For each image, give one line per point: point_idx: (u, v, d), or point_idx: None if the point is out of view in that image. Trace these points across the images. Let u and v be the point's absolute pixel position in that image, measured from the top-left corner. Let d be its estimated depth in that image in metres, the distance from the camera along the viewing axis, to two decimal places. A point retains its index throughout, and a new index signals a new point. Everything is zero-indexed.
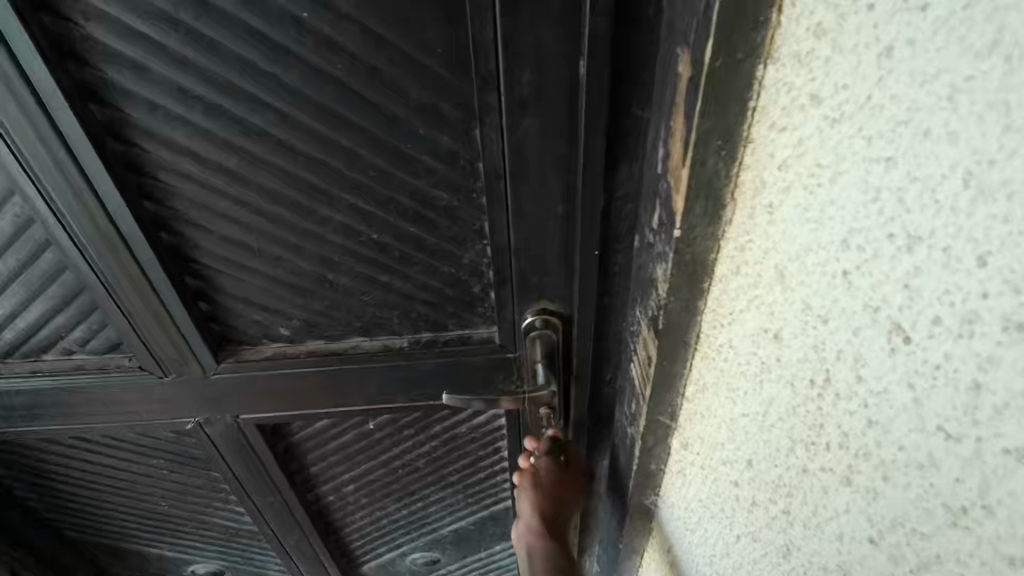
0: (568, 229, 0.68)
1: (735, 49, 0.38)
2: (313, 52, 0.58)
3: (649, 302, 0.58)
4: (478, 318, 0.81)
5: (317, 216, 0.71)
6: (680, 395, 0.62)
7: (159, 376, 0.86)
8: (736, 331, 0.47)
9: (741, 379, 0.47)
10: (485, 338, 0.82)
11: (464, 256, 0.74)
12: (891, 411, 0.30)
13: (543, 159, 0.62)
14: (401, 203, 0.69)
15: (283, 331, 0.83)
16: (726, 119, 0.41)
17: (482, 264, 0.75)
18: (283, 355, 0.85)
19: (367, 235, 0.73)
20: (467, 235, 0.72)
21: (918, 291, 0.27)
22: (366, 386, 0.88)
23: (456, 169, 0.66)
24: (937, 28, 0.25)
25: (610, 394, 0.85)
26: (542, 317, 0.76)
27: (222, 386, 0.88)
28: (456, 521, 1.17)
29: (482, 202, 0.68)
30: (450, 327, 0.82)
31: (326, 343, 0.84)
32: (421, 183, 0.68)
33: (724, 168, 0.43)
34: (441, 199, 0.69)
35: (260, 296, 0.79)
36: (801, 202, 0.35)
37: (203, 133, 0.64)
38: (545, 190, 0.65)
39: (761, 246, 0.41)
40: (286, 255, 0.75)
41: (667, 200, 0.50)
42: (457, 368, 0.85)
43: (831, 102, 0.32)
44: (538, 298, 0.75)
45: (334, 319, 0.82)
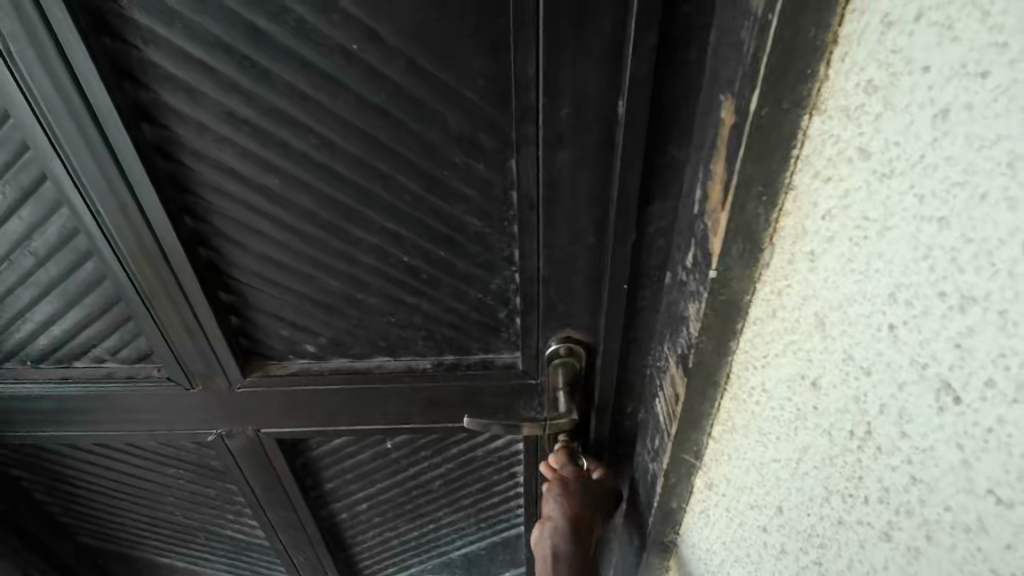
0: (597, 260, 0.68)
1: (781, 99, 0.39)
2: (360, 82, 0.60)
3: (679, 339, 0.59)
4: (502, 343, 0.82)
5: (351, 236, 0.72)
6: (706, 434, 0.62)
7: (185, 386, 0.88)
8: (770, 374, 0.47)
9: (774, 424, 0.47)
10: (508, 364, 0.83)
11: (492, 281, 0.75)
12: (937, 470, 0.30)
13: (577, 191, 0.63)
14: (432, 227, 0.70)
15: (310, 347, 0.84)
16: (768, 168, 0.42)
17: (509, 290, 0.75)
18: (307, 372, 0.86)
19: (399, 258, 0.74)
20: (497, 261, 0.73)
21: (970, 352, 0.27)
22: (387, 406, 0.89)
23: (492, 198, 0.67)
24: (997, 95, 0.25)
25: (631, 427, 0.84)
26: (565, 345, 0.76)
27: (242, 397, 0.89)
28: (468, 546, 1.16)
29: (514, 230, 0.69)
30: (474, 351, 0.83)
31: (350, 361, 0.85)
32: (455, 209, 0.69)
33: (763, 214, 0.44)
34: (473, 225, 0.70)
35: (290, 312, 0.80)
36: (844, 251, 0.36)
37: (247, 155, 0.66)
38: (577, 220, 0.65)
39: (800, 292, 0.42)
40: (319, 273, 0.76)
41: (703, 240, 0.51)
42: (479, 391, 0.85)
43: (881, 157, 0.32)
44: (563, 326, 0.75)
45: (360, 338, 0.82)
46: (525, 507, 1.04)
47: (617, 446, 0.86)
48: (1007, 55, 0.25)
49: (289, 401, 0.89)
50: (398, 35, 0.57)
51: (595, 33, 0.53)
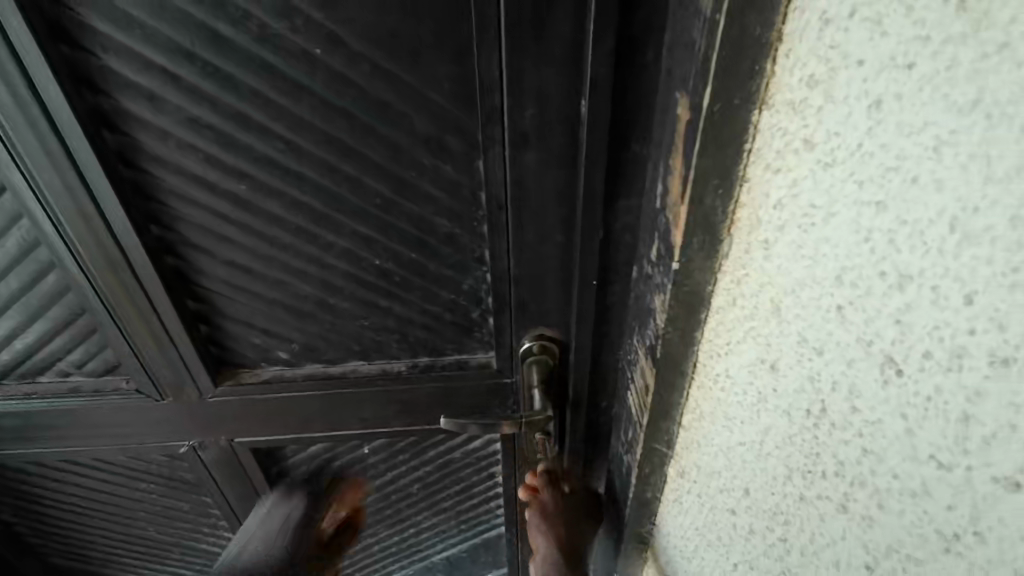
0: (566, 259, 0.70)
1: (732, 95, 0.40)
2: (326, 86, 0.60)
3: (647, 331, 0.60)
4: (476, 343, 0.82)
5: (321, 241, 0.72)
6: (676, 423, 0.64)
7: (156, 398, 0.87)
8: (733, 360, 0.49)
9: (738, 409, 0.48)
10: (484, 363, 0.83)
11: (465, 281, 0.75)
12: (884, 440, 0.31)
13: (544, 191, 0.64)
14: (402, 229, 0.71)
15: (282, 354, 0.83)
16: (723, 161, 0.43)
17: (481, 290, 0.76)
18: (281, 380, 0.85)
19: (371, 262, 0.74)
20: (468, 261, 0.73)
21: (909, 326, 0.29)
22: (363, 409, 0.89)
23: (461, 199, 0.68)
24: (922, 84, 0.27)
25: (606, 422, 0.85)
26: (540, 342, 0.77)
27: (215, 407, 0.88)
28: (449, 549, 1.16)
29: (484, 230, 0.70)
30: (448, 352, 0.83)
31: (323, 367, 0.85)
32: (424, 211, 0.69)
33: (721, 206, 0.46)
34: (443, 226, 0.70)
35: (262, 317, 0.79)
36: (795, 238, 0.38)
37: (212, 161, 0.65)
38: (546, 220, 0.67)
39: (757, 279, 0.43)
40: (290, 279, 0.76)
41: (666, 233, 0.52)
42: (455, 392, 0.85)
43: (824, 148, 0.34)
44: (535, 324, 0.76)
45: (333, 343, 0.82)
46: (506, 507, 1.05)
47: (592, 441, 0.88)
48: (930, 47, 0.26)
49: (263, 410, 0.88)
50: (361, 39, 0.57)
51: (554, 36, 0.55)
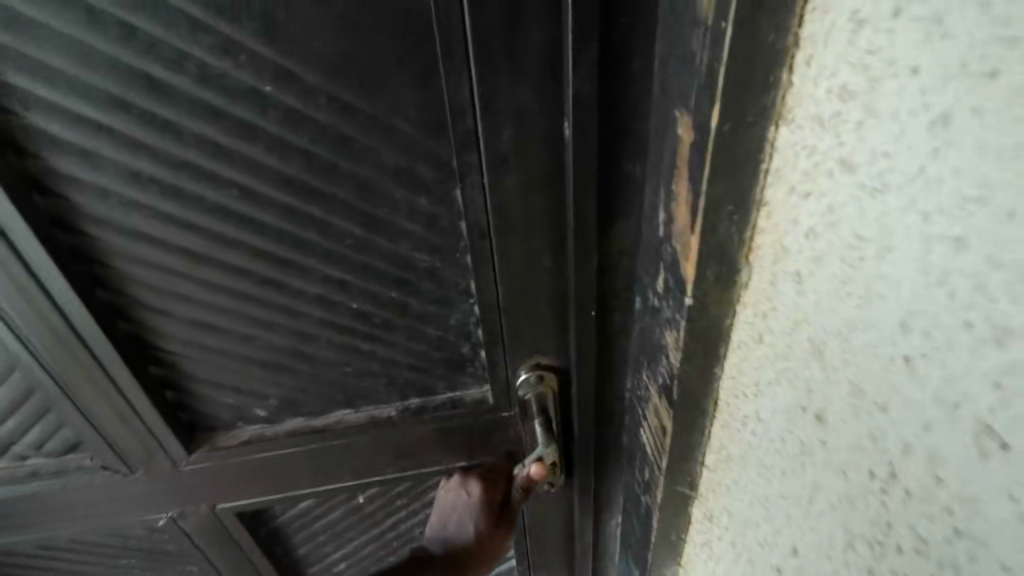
0: (556, 282, 0.64)
1: (744, 112, 0.35)
2: (280, 124, 0.54)
3: (659, 369, 0.54)
4: (468, 378, 0.75)
5: (289, 289, 0.65)
6: (699, 462, 0.59)
7: (126, 472, 0.77)
8: (765, 403, 0.44)
9: (777, 458, 0.43)
10: (477, 399, 0.76)
11: (451, 316, 0.69)
12: (986, 524, 0.26)
13: (530, 218, 0.59)
14: (379, 267, 0.64)
15: (260, 412, 0.76)
16: (737, 185, 0.38)
17: (469, 324, 0.70)
18: (250, 440, 0.77)
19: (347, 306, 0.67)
20: (451, 295, 0.67)
21: (1013, 391, 0.24)
22: (353, 459, 0.81)
23: (438, 229, 0.62)
24: (1012, 98, 0.22)
25: (615, 455, 0.80)
26: (537, 374, 0.70)
27: (181, 473, 0.79)
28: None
29: (466, 261, 0.64)
30: (440, 391, 0.76)
31: (306, 420, 0.77)
32: (401, 248, 0.63)
33: (736, 233, 0.41)
34: (421, 261, 0.64)
35: (229, 377, 0.72)
36: (837, 272, 0.32)
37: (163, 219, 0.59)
38: (531, 242, 0.60)
39: (788, 316, 0.38)
40: (258, 331, 0.68)
41: (673, 265, 0.47)
42: (451, 430, 0.78)
43: (868, 172, 0.29)
44: (531, 353, 0.69)
45: (313, 394, 0.75)
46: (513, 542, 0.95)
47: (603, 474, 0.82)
48: (1021, 51, 0.21)
49: (231, 473, 0.80)
50: (316, 71, 0.51)
51: (527, 52, 0.49)
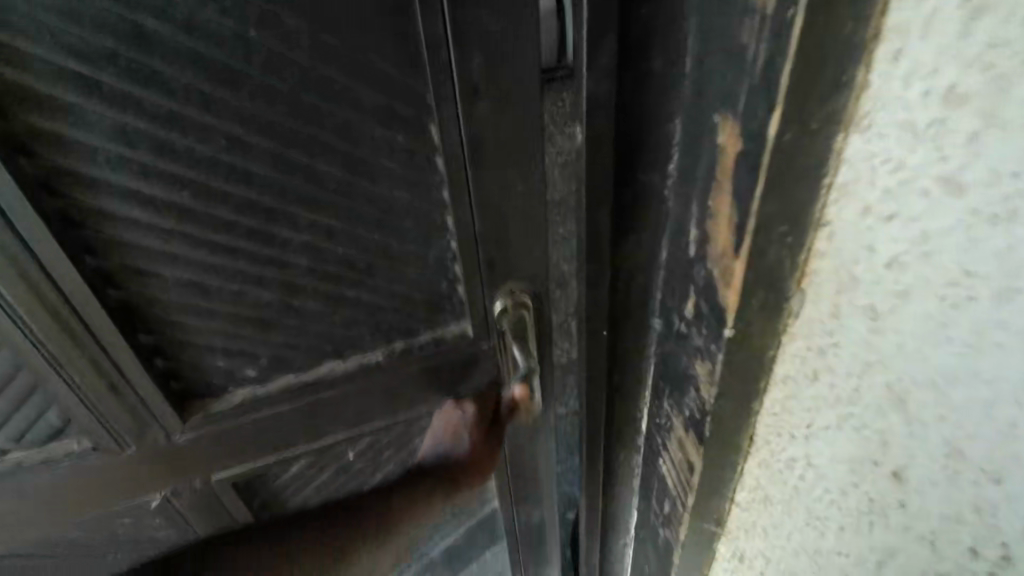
0: (532, 207, 0.55)
1: (808, 118, 0.29)
2: (263, 68, 0.43)
3: (686, 400, 0.49)
4: (449, 314, 0.65)
5: (276, 239, 0.52)
6: (727, 500, 0.53)
7: (119, 452, 0.59)
8: (818, 449, 0.38)
9: (834, 511, 0.38)
10: (459, 335, 0.66)
11: (430, 254, 0.59)
12: None
13: (515, 154, 0.52)
14: (360, 212, 0.53)
15: (251, 373, 0.60)
16: (793, 202, 0.32)
17: (451, 261, 0.60)
18: (247, 404, 0.61)
19: (333, 252, 0.55)
20: (431, 233, 0.57)
21: None
22: (323, 423, 0.66)
23: (415, 163, 0.52)
24: None
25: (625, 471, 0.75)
26: (512, 301, 0.61)
27: (125, 467, 0.60)
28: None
29: (445, 197, 0.55)
30: (422, 329, 0.64)
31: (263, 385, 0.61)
32: (378, 189, 0.53)
33: (789, 256, 0.35)
34: (400, 200, 0.54)
35: (224, 342, 0.57)
36: (929, 312, 0.27)
37: (143, 173, 0.45)
38: (509, 166, 0.52)
39: (856, 356, 0.33)
40: (247, 286, 0.54)
41: (708, 290, 0.41)
42: (437, 375, 0.67)
43: (984, 198, 0.24)
44: (505, 281, 0.60)
45: None
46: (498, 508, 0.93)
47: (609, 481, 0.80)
48: None
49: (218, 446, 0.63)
50: (296, 11, 0.42)
51: None
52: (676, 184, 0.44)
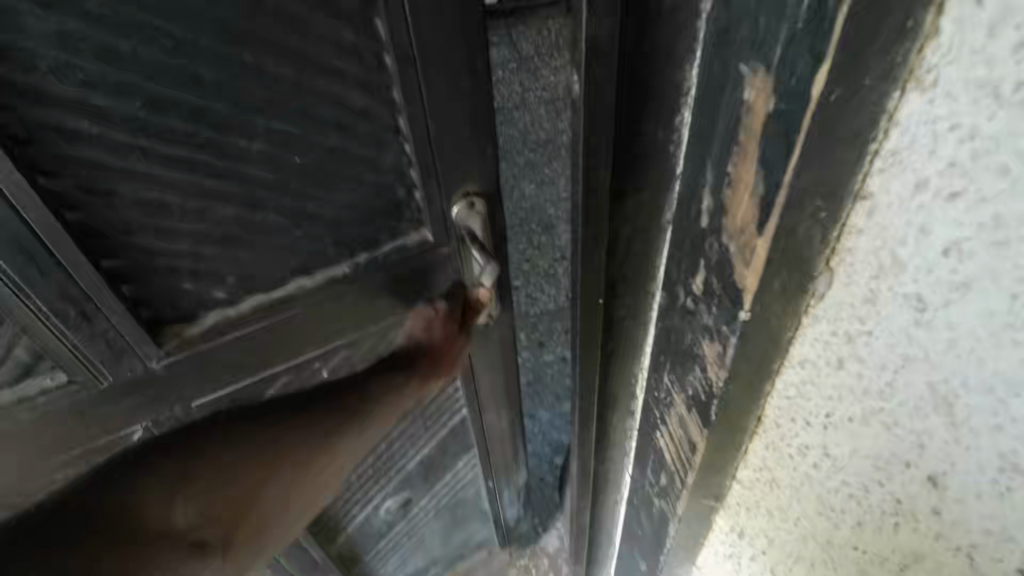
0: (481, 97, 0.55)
1: (860, 75, 0.25)
2: None
3: (691, 377, 0.46)
4: (406, 223, 0.63)
5: (230, 149, 0.48)
6: (729, 478, 0.50)
7: (98, 383, 0.54)
8: (835, 441, 0.35)
9: (848, 503, 0.36)
10: (423, 242, 0.65)
11: (384, 157, 0.57)
12: None
13: (448, 28, 0.49)
14: (316, 88, 0.49)
15: (220, 295, 0.57)
16: (830, 173, 0.28)
17: (406, 161, 0.58)
18: (201, 335, 0.57)
19: (291, 162, 0.52)
20: (385, 136, 0.55)
21: None
22: (282, 341, 0.63)
23: (370, 65, 0.50)
24: None
25: (621, 435, 0.74)
26: (467, 203, 0.62)
27: (121, 413, 0.57)
28: (420, 452, 1.17)
29: (396, 95, 0.52)
30: (383, 241, 0.63)
31: (230, 304, 0.58)
32: (334, 84, 0.50)
33: (819, 234, 0.31)
34: (356, 102, 0.51)
35: (197, 265, 0.53)
36: (995, 309, 0.23)
37: (148, 135, 0.44)
38: (450, 50, 0.50)
39: (894, 349, 0.29)
40: (211, 200, 0.50)
41: (723, 265, 0.38)
42: (397, 282, 0.66)
43: None
44: (462, 183, 0.61)
45: (243, 265, 0.56)
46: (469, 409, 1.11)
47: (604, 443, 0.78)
48: None
49: (204, 367, 0.59)
50: None
51: None
52: (689, 141, 0.39)
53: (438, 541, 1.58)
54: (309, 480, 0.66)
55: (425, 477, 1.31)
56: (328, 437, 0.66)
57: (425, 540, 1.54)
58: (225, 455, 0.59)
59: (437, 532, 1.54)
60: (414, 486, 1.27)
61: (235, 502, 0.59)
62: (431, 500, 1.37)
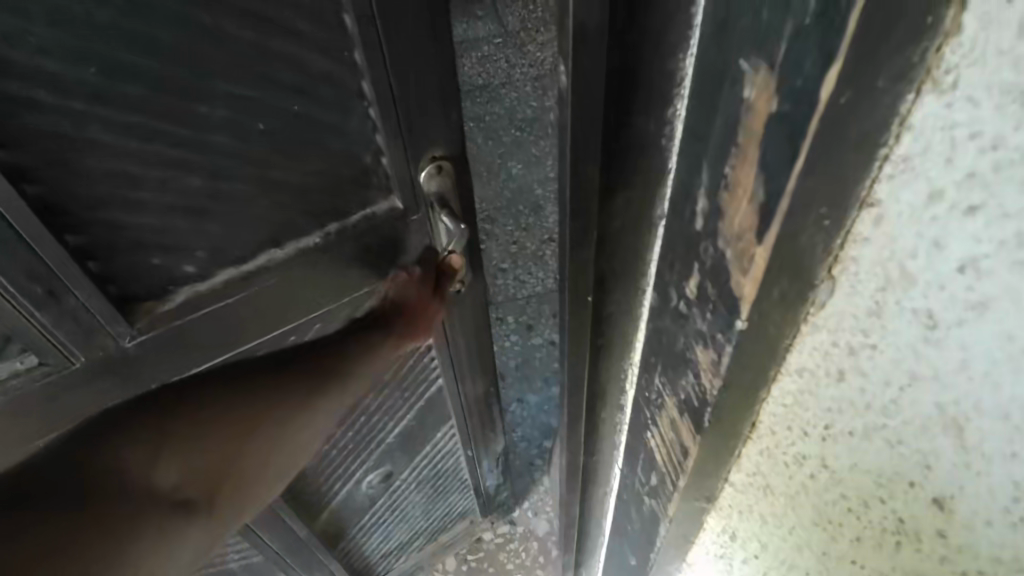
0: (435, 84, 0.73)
1: (873, 74, 0.23)
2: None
3: (682, 382, 0.44)
4: (376, 191, 0.80)
5: (198, 119, 0.62)
6: (722, 479, 0.49)
7: (69, 365, 0.69)
8: (833, 453, 0.34)
9: (849, 519, 0.34)
10: (387, 212, 0.82)
11: (349, 122, 0.72)
12: None
13: (410, 32, 0.67)
14: (283, 78, 0.64)
15: (189, 269, 0.73)
16: (836, 178, 0.26)
17: (370, 130, 0.74)
18: (194, 298, 0.74)
19: (255, 128, 0.66)
20: (349, 101, 0.70)
21: None
22: (278, 299, 0.81)
23: (329, 26, 0.64)
24: None
25: (610, 429, 0.73)
26: (435, 165, 0.81)
27: (93, 394, 0.73)
28: (398, 425, 1.23)
29: (367, 82, 0.69)
30: (353, 211, 0.80)
31: (230, 269, 0.76)
32: (299, 70, 0.65)
33: (824, 242, 0.29)
34: (317, 65, 0.65)
35: (153, 237, 0.68)
36: (1012, 331, 0.22)
37: (99, 99, 0.56)
38: (414, 55, 0.69)
39: (899, 365, 0.27)
40: (176, 170, 0.64)
41: (717, 269, 0.36)
42: (372, 254, 0.84)
43: None
44: (428, 145, 0.78)
45: (237, 236, 0.73)
46: (446, 376, 1.18)
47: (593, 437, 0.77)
48: None
49: (178, 341, 0.75)
50: None
51: None
52: (681, 137, 0.37)
53: (420, 513, 1.58)
54: (292, 436, 0.77)
55: (407, 451, 1.32)
56: (308, 395, 0.78)
57: (407, 514, 1.55)
58: (215, 413, 0.70)
59: (419, 505, 1.54)
60: (395, 458, 1.32)
61: (215, 471, 0.69)
62: (412, 471, 1.40)
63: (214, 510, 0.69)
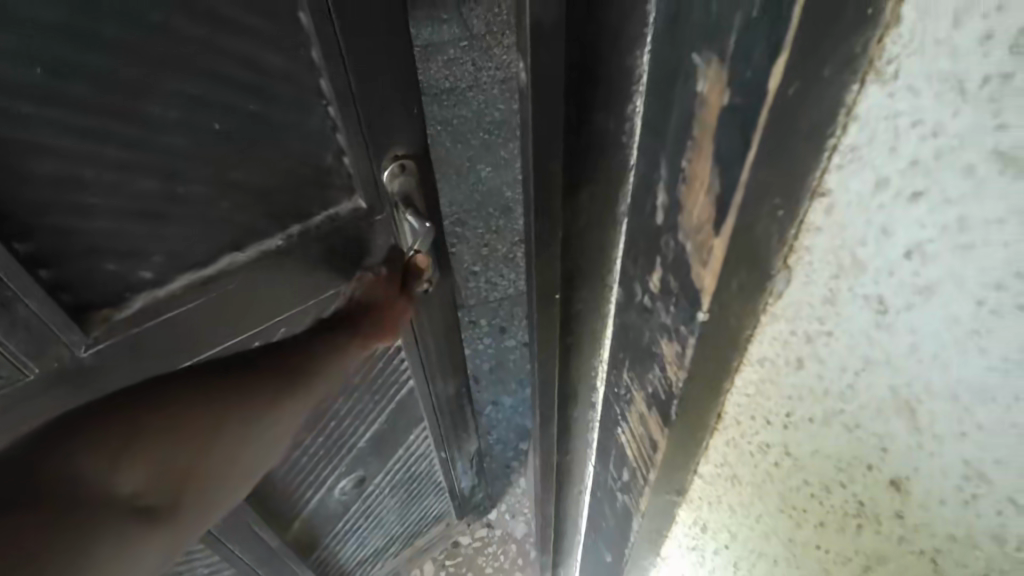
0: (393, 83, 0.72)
1: (819, 65, 0.24)
2: None
3: (649, 376, 0.45)
4: (339, 191, 0.79)
5: (152, 120, 0.60)
6: (691, 471, 0.49)
7: (22, 377, 0.66)
8: (794, 440, 0.34)
9: (814, 505, 0.35)
10: (351, 212, 0.81)
11: (309, 122, 0.71)
12: None
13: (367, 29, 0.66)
14: (236, 76, 0.63)
15: (146, 275, 0.71)
16: (786, 167, 0.27)
17: (330, 128, 0.73)
18: (154, 305, 0.73)
19: (210, 128, 0.64)
20: (308, 99, 0.69)
21: None
22: (240, 305, 0.80)
23: (284, 23, 0.62)
24: None
25: (583, 427, 0.73)
26: (398, 164, 0.79)
27: (47, 405, 0.70)
28: (369, 429, 1.21)
29: (326, 79, 0.68)
30: (315, 212, 0.79)
31: (188, 275, 0.74)
32: (254, 66, 0.63)
33: (778, 232, 0.30)
34: (274, 63, 0.64)
35: (107, 243, 0.66)
36: (956, 313, 0.22)
37: (48, 100, 0.54)
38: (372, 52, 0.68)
39: (852, 352, 0.28)
40: (132, 173, 0.62)
41: (678, 264, 0.36)
42: (336, 256, 0.84)
43: None
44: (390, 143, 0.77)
45: (195, 240, 0.72)
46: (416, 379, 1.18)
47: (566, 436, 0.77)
48: None
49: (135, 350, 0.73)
50: None
51: None
52: (640, 133, 0.38)
53: (395, 518, 1.56)
54: (257, 436, 0.71)
55: (380, 456, 1.31)
56: (273, 398, 0.72)
57: (382, 519, 1.52)
58: (178, 412, 0.64)
59: (394, 510, 1.52)
60: (368, 463, 1.30)
61: (176, 471, 0.63)
62: (385, 476, 1.38)
63: (176, 512, 0.63)
